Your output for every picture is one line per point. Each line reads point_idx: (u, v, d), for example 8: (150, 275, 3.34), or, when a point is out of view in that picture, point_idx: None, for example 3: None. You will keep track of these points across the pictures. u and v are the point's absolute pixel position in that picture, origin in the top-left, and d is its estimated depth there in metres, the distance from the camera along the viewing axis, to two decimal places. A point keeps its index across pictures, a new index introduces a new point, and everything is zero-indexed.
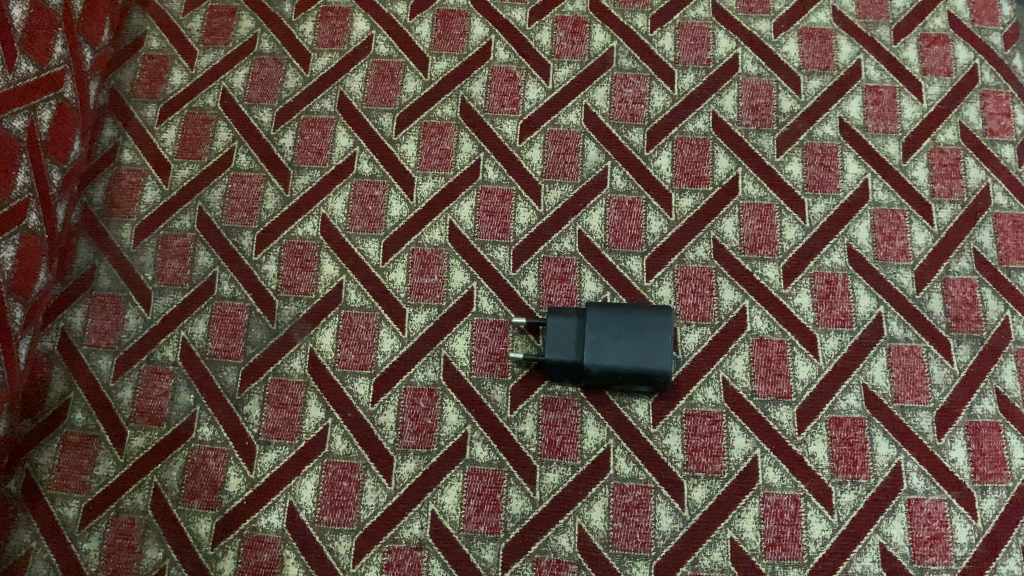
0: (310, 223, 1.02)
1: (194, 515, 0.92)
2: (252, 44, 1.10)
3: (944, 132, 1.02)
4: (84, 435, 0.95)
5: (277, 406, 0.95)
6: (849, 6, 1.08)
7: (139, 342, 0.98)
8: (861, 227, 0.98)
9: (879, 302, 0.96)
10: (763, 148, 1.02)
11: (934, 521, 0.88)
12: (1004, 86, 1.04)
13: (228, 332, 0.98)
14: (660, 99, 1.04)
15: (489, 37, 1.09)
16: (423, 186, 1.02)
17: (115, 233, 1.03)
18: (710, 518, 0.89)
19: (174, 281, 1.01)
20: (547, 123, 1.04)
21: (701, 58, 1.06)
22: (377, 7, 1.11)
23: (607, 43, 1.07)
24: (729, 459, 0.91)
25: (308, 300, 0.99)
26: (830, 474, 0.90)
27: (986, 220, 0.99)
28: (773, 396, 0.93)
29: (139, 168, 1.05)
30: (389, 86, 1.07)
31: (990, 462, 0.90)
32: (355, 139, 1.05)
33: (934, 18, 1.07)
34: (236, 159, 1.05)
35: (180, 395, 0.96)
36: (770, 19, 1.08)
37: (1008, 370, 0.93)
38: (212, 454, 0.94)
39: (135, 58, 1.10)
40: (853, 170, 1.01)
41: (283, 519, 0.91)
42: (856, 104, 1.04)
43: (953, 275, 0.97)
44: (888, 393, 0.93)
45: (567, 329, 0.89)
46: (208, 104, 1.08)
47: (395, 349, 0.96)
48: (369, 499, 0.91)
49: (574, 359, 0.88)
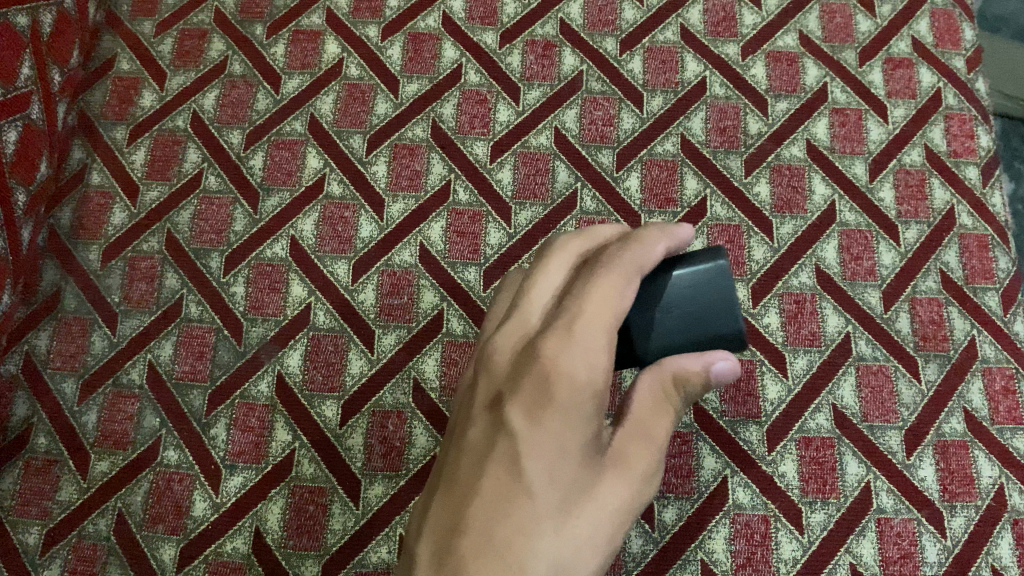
0: (278, 244, 1.01)
1: (159, 540, 0.91)
2: (223, 67, 1.10)
3: (909, 154, 1.04)
4: (46, 459, 0.94)
5: (244, 429, 0.94)
6: (816, 30, 1.09)
7: (104, 365, 0.97)
8: (829, 247, 0.99)
9: (847, 322, 0.96)
10: (731, 170, 1.02)
11: (904, 540, 0.89)
12: (968, 108, 1.06)
13: (195, 354, 0.97)
14: (630, 121, 1.05)
15: (460, 60, 1.09)
16: (394, 208, 1.02)
17: (82, 254, 1.02)
18: (681, 539, 0.89)
19: (142, 303, 1.00)
20: (517, 144, 1.04)
21: (670, 81, 1.07)
22: (349, 30, 1.11)
23: (576, 66, 1.08)
24: (699, 479, 0.90)
25: (275, 322, 0.98)
26: (800, 494, 0.90)
27: (951, 239, 1.00)
28: (743, 416, 0.92)
29: (108, 190, 1.05)
30: (360, 108, 1.07)
31: (959, 481, 0.91)
32: (325, 161, 1.05)
33: (898, 42, 1.09)
34: (205, 180, 1.05)
35: (145, 418, 0.95)
36: (737, 42, 1.09)
37: (976, 388, 0.94)
38: (178, 478, 0.93)
39: (105, 79, 1.10)
40: (820, 191, 1.02)
41: (248, 544, 0.90)
42: (823, 126, 1.05)
43: (921, 295, 0.97)
44: (857, 412, 0.93)
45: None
46: (178, 126, 1.08)
47: (363, 371, 0.95)
48: (336, 523, 0.90)
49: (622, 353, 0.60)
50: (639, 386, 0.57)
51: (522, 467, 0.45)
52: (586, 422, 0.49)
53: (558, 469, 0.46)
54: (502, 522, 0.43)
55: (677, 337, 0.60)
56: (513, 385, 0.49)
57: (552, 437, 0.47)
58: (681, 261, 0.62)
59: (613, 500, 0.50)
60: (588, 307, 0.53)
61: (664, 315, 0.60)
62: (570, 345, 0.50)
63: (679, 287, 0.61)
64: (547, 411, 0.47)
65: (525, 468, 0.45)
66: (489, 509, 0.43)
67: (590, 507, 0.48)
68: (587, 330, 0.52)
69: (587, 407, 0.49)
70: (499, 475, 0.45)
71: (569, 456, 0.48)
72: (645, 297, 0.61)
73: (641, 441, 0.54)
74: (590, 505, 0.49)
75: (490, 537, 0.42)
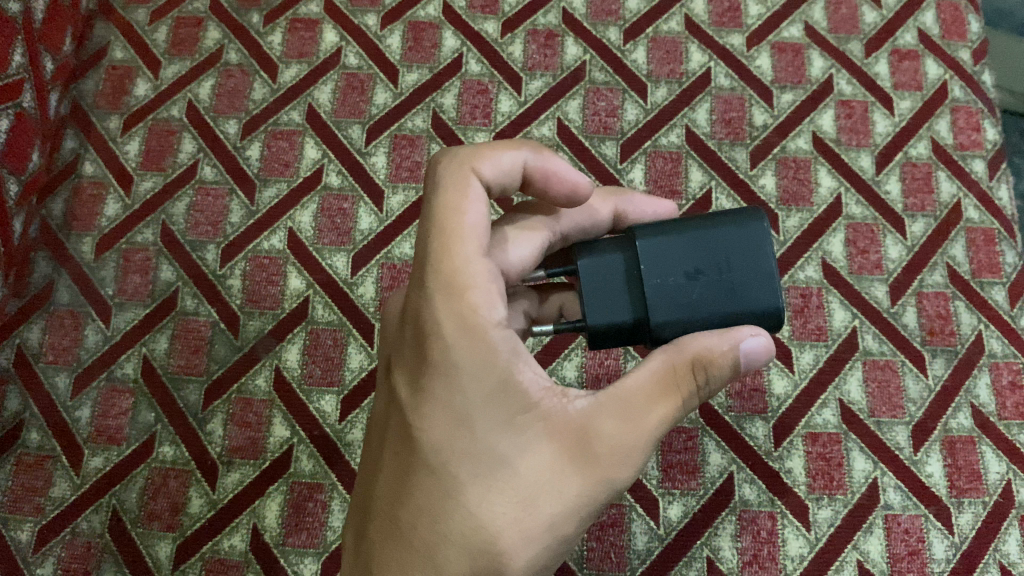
0: (276, 237, 0.99)
1: (154, 537, 0.89)
2: (219, 56, 1.08)
3: (915, 147, 1.02)
4: (39, 455, 0.92)
5: (241, 425, 0.92)
6: (821, 20, 1.08)
7: (98, 359, 0.95)
8: (835, 241, 0.98)
9: (853, 316, 0.95)
10: (736, 162, 1.01)
11: (911, 537, 0.88)
12: (974, 101, 1.04)
13: (191, 348, 0.96)
14: (633, 112, 1.04)
15: (461, 50, 1.07)
16: (393, 199, 1.00)
17: (75, 246, 1.00)
18: (686, 536, 0.88)
19: (136, 296, 0.98)
20: (519, 136, 1.03)
21: (674, 71, 1.06)
22: (347, 18, 1.09)
23: (579, 56, 1.07)
24: (705, 475, 0.89)
25: (273, 316, 0.96)
26: (807, 490, 0.89)
27: (958, 233, 0.98)
28: (749, 411, 0.91)
29: (101, 180, 1.03)
30: (358, 98, 1.05)
31: (966, 477, 0.89)
32: (323, 151, 1.03)
33: (904, 33, 1.07)
34: (201, 171, 1.03)
35: (140, 413, 0.93)
36: (742, 32, 1.08)
37: (982, 384, 0.93)
38: (173, 474, 0.91)
39: (98, 68, 1.08)
40: (827, 183, 1.00)
41: (246, 541, 0.88)
42: (829, 118, 1.03)
43: (928, 289, 0.96)
44: (865, 408, 0.92)
45: (609, 270, 0.52)
46: (173, 116, 1.06)
47: (363, 365, 0.94)
48: (335, 521, 0.88)
49: (631, 323, 0.51)
50: (646, 366, 0.49)
51: (421, 444, 0.49)
52: (472, 377, 0.48)
53: (462, 443, 0.48)
54: (406, 502, 0.49)
55: (698, 311, 0.50)
56: (398, 357, 0.51)
57: (450, 410, 0.48)
58: (712, 219, 0.52)
59: (556, 484, 0.48)
60: (447, 243, 0.49)
61: (685, 280, 0.50)
62: (454, 302, 0.48)
63: (713, 250, 0.51)
64: (435, 379, 0.48)
65: (421, 442, 0.49)
66: (390, 495, 0.50)
67: (517, 486, 0.48)
68: (469, 278, 0.48)
69: (464, 366, 0.48)
70: (396, 461, 0.50)
71: (480, 431, 0.48)
72: (664, 259, 0.51)
73: (619, 421, 0.49)
74: (514, 481, 0.48)
75: (394, 517, 0.49)
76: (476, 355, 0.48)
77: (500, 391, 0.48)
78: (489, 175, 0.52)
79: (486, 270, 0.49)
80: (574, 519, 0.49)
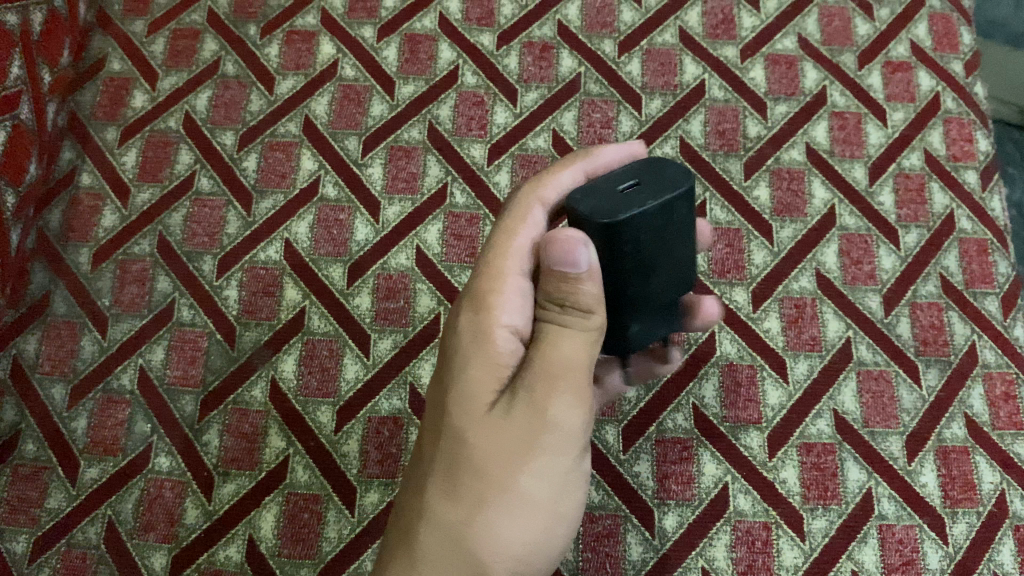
0: (273, 247, 1.00)
1: (150, 549, 0.89)
2: (216, 67, 1.09)
3: (908, 158, 1.03)
4: (35, 466, 0.92)
5: (237, 435, 0.92)
6: (814, 33, 1.09)
7: (94, 370, 0.96)
8: (828, 251, 0.98)
9: (847, 326, 0.95)
10: (730, 173, 1.02)
11: (905, 547, 0.88)
12: (967, 113, 1.05)
13: (187, 359, 0.96)
14: (628, 124, 1.04)
15: (457, 61, 1.08)
16: (389, 210, 1.01)
17: (72, 257, 1.00)
18: (681, 547, 0.88)
19: (132, 307, 0.98)
20: (515, 147, 1.03)
21: (668, 83, 1.06)
22: (343, 30, 1.10)
23: (574, 68, 1.07)
24: (700, 486, 0.90)
25: (270, 326, 0.97)
26: (801, 501, 0.89)
27: (951, 244, 0.99)
28: (743, 422, 0.92)
29: (98, 191, 1.03)
30: (355, 109, 1.06)
31: (960, 487, 0.90)
32: (320, 163, 1.03)
33: (897, 45, 1.08)
34: (198, 182, 1.03)
35: (136, 424, 0.93)
36: (735, 45, 1.08)
37: (976, 394, 0.93)
38: (169, 485, 0.91)
39: (95, 79, 1.08)
40: (820, 195, 1.01)
41: (242, 552, 0.88)
42: (822, 129, 1.04)
43: (921, 299, 0.97)
44: (858, 418, 0.92)
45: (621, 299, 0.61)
46: (169, 127, 1.06)
47: (359, 376, 0.94)
48: (331, 531, 0.89)
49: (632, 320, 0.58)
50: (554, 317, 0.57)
51: (432, 428, 0.57)
52: (477, 365, 0.56)
53: (456, 420, 0.55)
54: (419, 476, 0.56)
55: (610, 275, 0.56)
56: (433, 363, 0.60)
57: (438, 402, 0.57)
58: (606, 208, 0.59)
59: (519, 444, 0.54)
60: (496, 260, 0.60)
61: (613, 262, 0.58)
62: (483, 308, 0.58)
63: None
64: (450, 370, 0.57)
65: (433, 424, 0.57)
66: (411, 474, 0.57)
67: (491, 451, 0.54)
68: (503, 287, 0.59)
69: (472, 356, 0.57)
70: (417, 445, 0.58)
71: (456, 417, 0.55)
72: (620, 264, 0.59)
73: (556, 375, 0.55)
74: (489, 447, 0.54)
75: (411, 489, 0.56)
76: (482, 347, 0.57)
77: (491, 376, 0.56)
78: (550, 199, 0.63)
79: (519, 283, 0.59)
80: (524, 485, 0.54)
